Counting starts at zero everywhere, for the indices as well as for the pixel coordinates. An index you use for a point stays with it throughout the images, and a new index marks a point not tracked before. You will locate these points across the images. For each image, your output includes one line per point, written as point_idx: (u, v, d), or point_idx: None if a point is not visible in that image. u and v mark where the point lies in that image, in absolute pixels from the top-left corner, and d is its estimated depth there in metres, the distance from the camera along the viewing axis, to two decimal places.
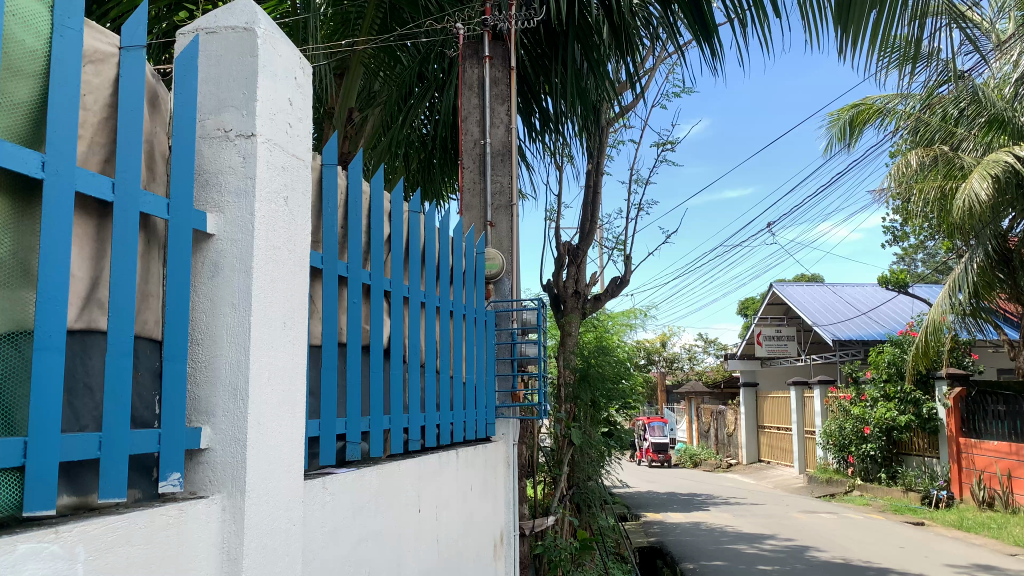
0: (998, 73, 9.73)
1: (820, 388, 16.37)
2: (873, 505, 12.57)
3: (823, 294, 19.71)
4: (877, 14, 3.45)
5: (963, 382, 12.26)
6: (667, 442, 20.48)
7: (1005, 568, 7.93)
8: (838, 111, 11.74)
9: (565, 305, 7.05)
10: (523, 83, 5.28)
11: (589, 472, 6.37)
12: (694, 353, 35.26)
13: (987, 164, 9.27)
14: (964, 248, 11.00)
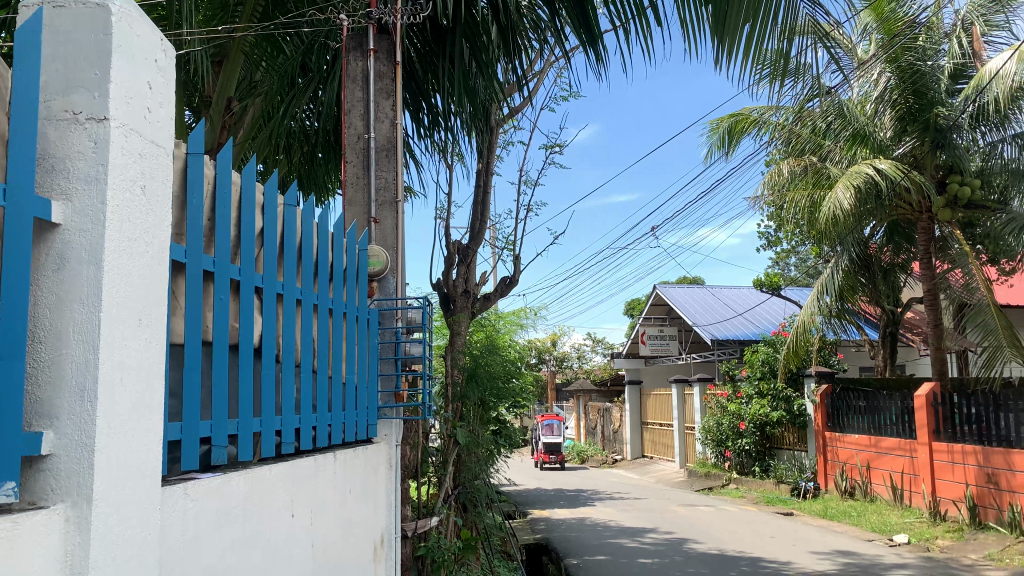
0: (861, 90, 10.43)
1: (699, 386, 17.06)
2: (747, 497, 13.20)
3: (704, 295, 20.53)
4: (750, 27, 3.61)
5: (829, 380, 13.04)
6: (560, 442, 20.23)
7: (862, 553, 8.49)
8: (718, 120, 12.25)
9: (455, 305, 6.93)
10: (411, 80, 5.24)
11: (476, 471, 6.37)
12: (583, 353, 36.00)
13: (850, 175, 9.82)
14: (830, 254, 11.76)
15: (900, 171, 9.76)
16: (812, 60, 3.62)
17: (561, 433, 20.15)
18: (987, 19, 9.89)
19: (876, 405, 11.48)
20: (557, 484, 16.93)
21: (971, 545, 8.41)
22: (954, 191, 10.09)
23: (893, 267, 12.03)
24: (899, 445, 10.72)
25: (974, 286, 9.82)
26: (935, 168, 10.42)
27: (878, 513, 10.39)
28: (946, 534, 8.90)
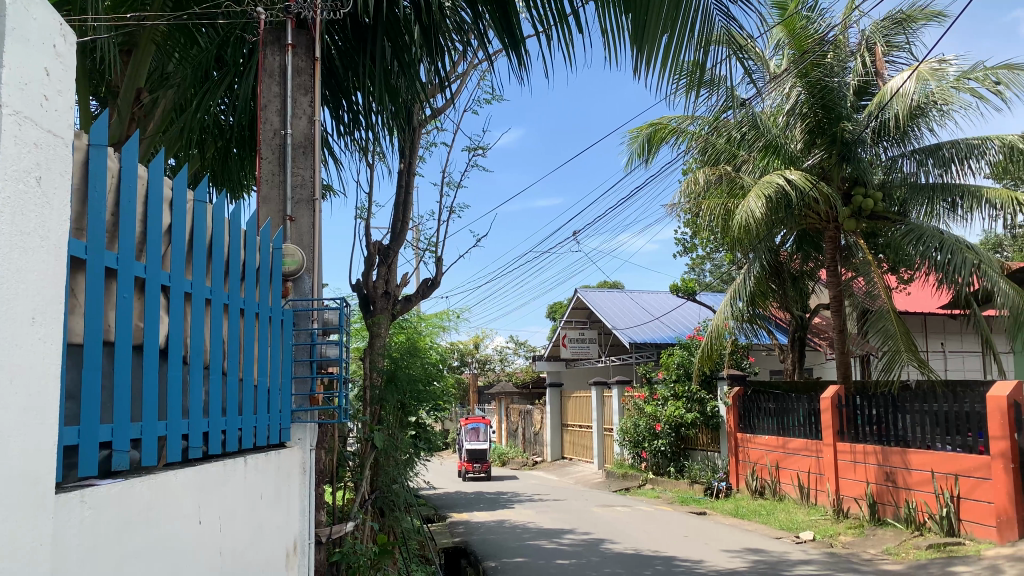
0: (773, 103, 10.81)
1: (617, 388, 17.38)
2: (663, 497, 13.50)
3: (623, 299, 20.91)
4: (668, 37, 3.68)
5: (740, 382, 13.46)
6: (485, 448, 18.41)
7: (770, 550, 8.79)
8: (637, 128, 12.49)
9: (374, 306, 6.72)
10: (330, 77, 5.17)
11: (393, 475, 6.30)
12: (505, 355, 36.10)
13: (762, 185, 10.10)
14: (743, 261, 12.16)
15: (809, 182, 10.15)
16: (726, 71, 3.73)
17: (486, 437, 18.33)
18: (889, 40, 10.60)
19: (784, 407, 11.89)
20: (476, 488, 16.86)
21: (871, 540, 8.82)
22: (859, 203, 10.58)
23: (802, 274, 12.53)
24: (806, 446, 11.13)
25: (875, 293, 10.34)
26: (841, 180, 10.88)
27: (786, 511, 10.78)
28: (847, 531, 9.31)
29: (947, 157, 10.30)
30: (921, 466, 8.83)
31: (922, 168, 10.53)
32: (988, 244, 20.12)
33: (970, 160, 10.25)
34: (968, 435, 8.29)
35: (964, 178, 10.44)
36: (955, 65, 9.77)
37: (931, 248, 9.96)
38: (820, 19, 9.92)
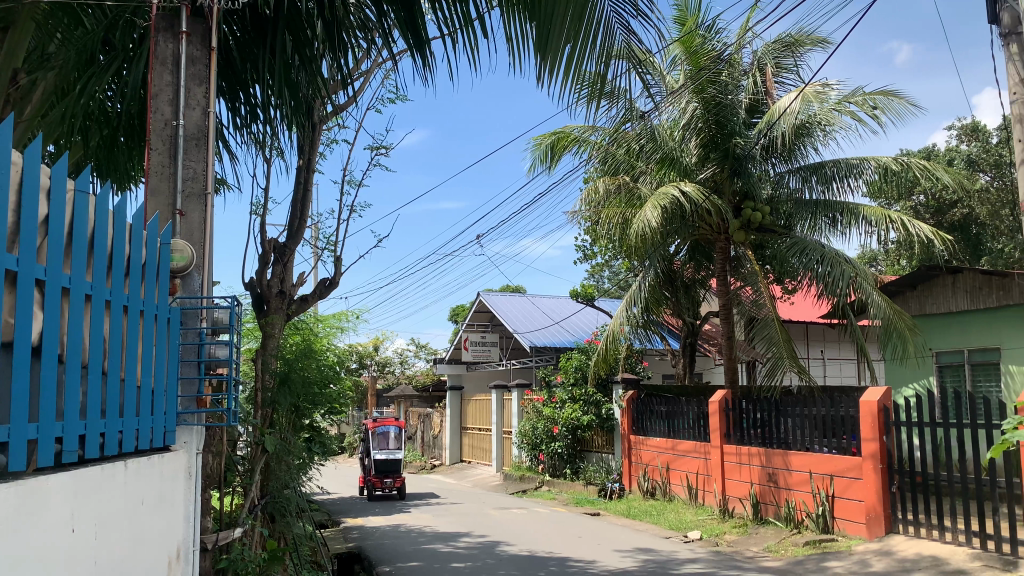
0: (671, 117, 11.16)
1: (516, 391, 17.53)
2: (558, 499, 13.71)
3: (524, 303, 21.12)
4: (571, 47, 3.75)
5: (634, 386, 13.83)
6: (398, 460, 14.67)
7: (659, 549, 9.07)
8: (540, 136, 12.68)
9: (268, 305, 6.51)
10: (227, 68, 5.00)
11: (285, 480, 6.14)
12: (406, 357, 35.79)
13: (657, 197, 10.37)
14: (639, 268, 12.51)
15: (702, 195, 10.55)
16: (626, 85, 3.81)
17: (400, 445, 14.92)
18: (778, 62, 11.16)
19: (675, 410, 12.28)
20: (378, 499, 15.00)
21: (753, 538, 9.23)
22: (748, 216, 11.05)
23: (694, 282, 13.02)
24: (695, 448, 11.53)
25: (762, 302, 10.87)
26: (732, 194, 11.34)
27: (675, 511, 11.14)
28: (732, 530, 9.71)
29: (829, 174, 11.04)
30: (801, 467, 9.31)
31: (806, 185, 11.19)
32: (865, 258, 21.45)
33: (850, 178, 10.96)
34: (844, 438, 8.78)
35: (844, 195, 11.13)
36: (837, 89, 10.36)
37: (813, 261, 10.56)
38: (716, 38, 10.33)
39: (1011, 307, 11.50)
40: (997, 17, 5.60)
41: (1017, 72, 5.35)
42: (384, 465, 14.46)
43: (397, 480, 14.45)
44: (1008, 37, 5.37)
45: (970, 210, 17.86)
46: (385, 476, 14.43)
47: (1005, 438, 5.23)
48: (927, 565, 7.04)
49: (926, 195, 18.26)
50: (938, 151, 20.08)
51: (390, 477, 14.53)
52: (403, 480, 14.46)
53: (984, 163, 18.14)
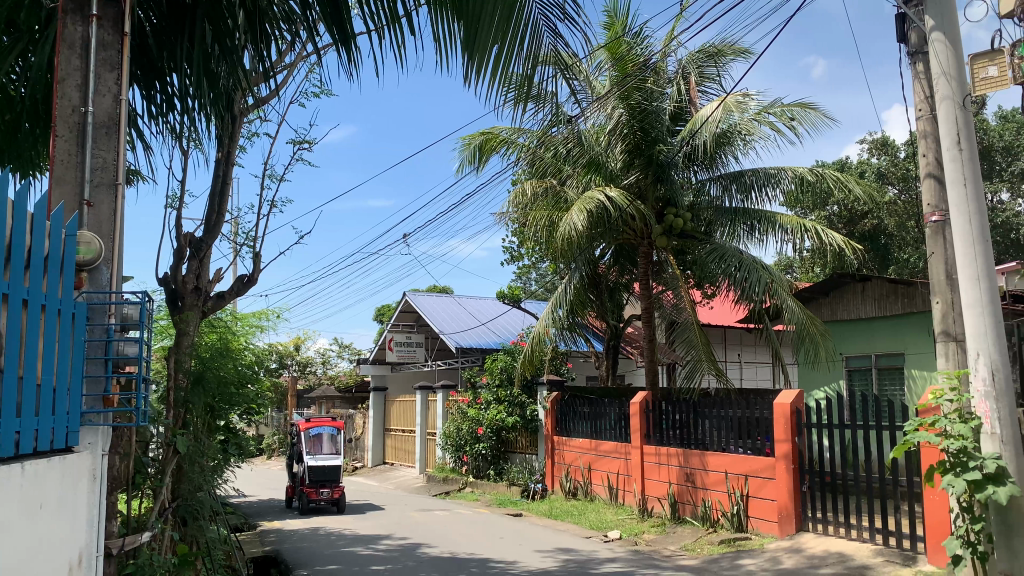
0: (598, 121, 11.30)
1: (441, 392, 17.44)
2: (481, 500, 13.71)
3: (450, 303, 21.03)
4: (498, 48, 3.74)
5: (558, 388, 13.94)
6: (336, 467, 12.61)
7: (579, 549, 9.17)
8: (469, 137, 12.66)
9: (183, 302, 6.28)
10: (142, 55, 4.81)
11: (198, 482, 5.96)
12: (328, 357, 35.16)
13: (584, 201, 10.51)
14: (565, 271, 12.64)
15: (626, 200, 10.71)
16: (553, 89, 3.83)
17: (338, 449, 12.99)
18: (701, 71, 11.43)
19: (598, 411, 12.44)
20: (312, 512, 12.91)
21: (671, 537, 9.43)
22: (671, 222, 11.29)
23: (618, 286, 13.22)
24: (616, 448, 11.70)
25: (682, 306, 11.16)
26: (655, 199, 11.56)
27: (595, 511, 11.28)
28: (651, 529, 9.90)
29: (748, 183, 11.35)
30: (717, 467, 9.55)
31: (726, 193, 11.50)
32: (781, 265, 22.24)
33: (767, 188, 11.32)
34: (758, 439, 9.05)
35: (762, 204, 11.49)
36: (756, 100, 10.67)
37: (732, 267, 10.86)
38: (642, 45, 10.51)
39: (915, 313, 12.07)
40: (904, 37, 5.87)
41: (920, 89, 5.62)
42: (319, 474, 12.48)
43: (335, 491, 12.48)
44: (915, 56, 5.63)
45: (879, 221, 18.75)
46: (321, 487, 12.47)
47: (908, 439, 5.50)
48: (833, 561, 7.33)
49: (839, 205, 19.06)
50: (850, 164, 21.02)
51: (326, 487, 12.47)
52: (342, 490, 12.45)
53: (892, 176, 19.09)
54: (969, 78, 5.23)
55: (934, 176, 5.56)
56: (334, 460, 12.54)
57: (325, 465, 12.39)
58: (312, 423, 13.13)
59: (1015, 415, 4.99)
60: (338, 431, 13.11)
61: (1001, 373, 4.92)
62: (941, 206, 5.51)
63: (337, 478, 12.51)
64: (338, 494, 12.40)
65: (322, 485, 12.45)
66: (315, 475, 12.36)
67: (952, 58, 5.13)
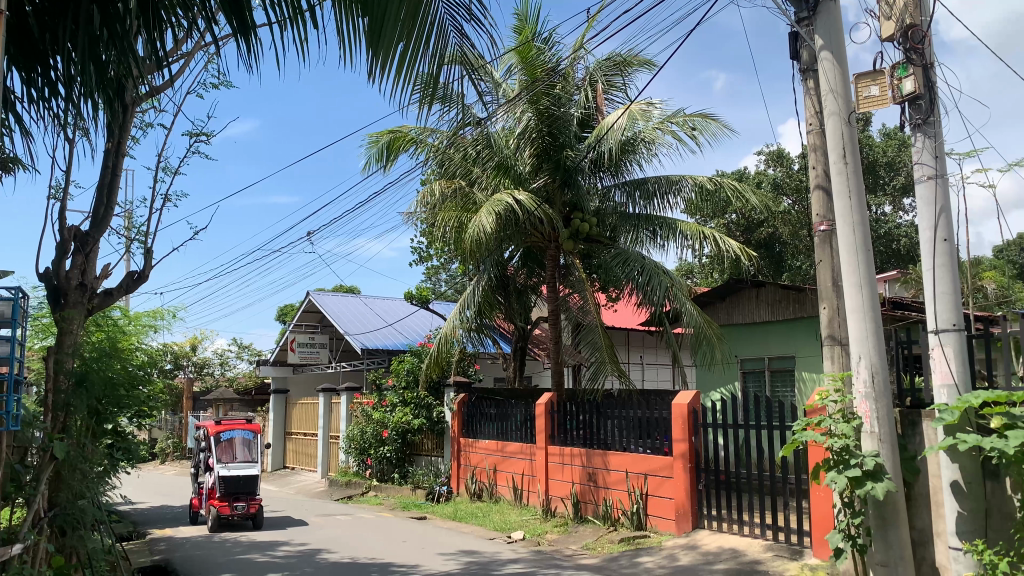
0: (507, 124, 11.35)
1: (346, 394, 17.12)
2: (384, 504, 13.54)
3: (356, 303, 20.70)
4: (404, 46, 3.69)
5: (465, 390, 13.92)
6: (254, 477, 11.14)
7: (482, 551, 9.17)
8: (377, 135, 12.49)
9: (65, 299, 5.92)
10: (22, 36, 4.52)
11: (77, 489, 5.65)
12: (228, 358, 33.99)
13: (493, 203, 10.51)
14: (473, 272, 12.66)
15: (534, 204, 10.80)
16: (460, 90, 3.86)
17: (254, 455, 11.54)
18: (608, 79, 11.67)
19: (504, 412, 12.48)
20: (224, 527, 11.42)
21: (572, 537, 9.56)
22: (577, 226, 11.49)
23: (526, 288, 13.31)
24: (521, 449, 11.77)
25: (587, 309, 11.38)
26: (563, 204, 11.74)
27: (500, 513, 11.31)
28: (554, 529, 10.00)
29: (651, 190, 11.68)
30: (618, 467, 9.73)
31: (630, 199, 11.77)
32: (682, 271, 22.93)
33: (669, 195, 11.67)
34: (658, 439, 9.29)
35: (664, 211, 11.80)
36: (659, 109, 10.93)
37: (635, 271, 11.12)
38: (551, 51, 10.66)
39: (805, 318, 12.70)
40: (797, 54, 6.17)
41: (810, 104, 5.92)
42: (232, 485, 11.00)
43: (251, 504, 11.02)
44: (806, 73, 5.94)
45: (774, 230, 19.62)
46: (235, 500, 10.98)
47: (797, 438, 5.76)
48: (727, 557, 7.60)
49: (738, 214, 19.80)
50: (748, 174, 21.92)
51: (240, 500, 10.98)
52: (259, 504, 11.02)
53: (787, 187, 20.01)
54: (854, 96, 5.54)
55: (822, 188, 5.86)
56: (251, 470, 11.11)
57: (240, 475, 10.95)
58: (223, 426, 11.63)
59: (891, 414, 5.30)
60: (254, 433, 11.68)
61: (880, 374, 5.22)
62: (828, 216, 5.81)
63: (253, 489, 11.07)
64: (254, 507, 10.97)
65: (237, 499, 10.95)
66: (229, 486, 10.88)
67: (839, 76, 5.41)
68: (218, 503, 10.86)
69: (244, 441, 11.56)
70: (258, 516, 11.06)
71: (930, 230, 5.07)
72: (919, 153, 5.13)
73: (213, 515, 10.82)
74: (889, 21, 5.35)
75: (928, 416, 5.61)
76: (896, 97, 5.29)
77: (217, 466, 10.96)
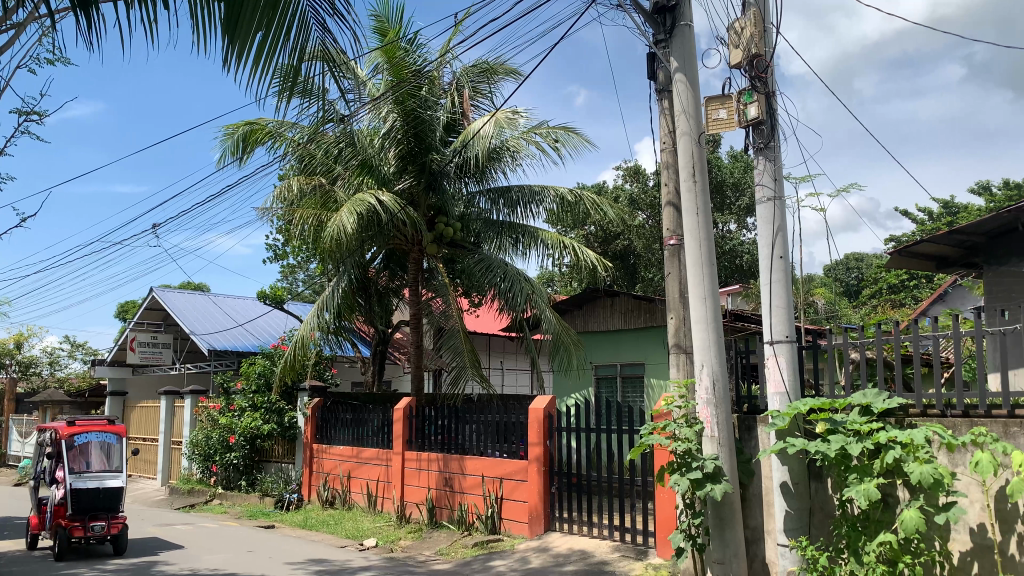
0: (372, 123, 11.18)
1: (190, 398, 16.20)
2: (230, 513, 12.95)
3: (205, 301, 19.69)
4: (263, 36, 3.53)
5: (321, 394, 13.55)
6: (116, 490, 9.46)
7: (332, 560, 8.93)
8: (233, 125, 11.96)
9: None
10: None
11: None
12: (59, 358, 31.42)
13: (354, 203, 10.28)
14: (332, 273, 12.37)
15: (397, 205, 10.68)
16: (321, 85, 3.79)
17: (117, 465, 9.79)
18: (475, 86, 11.73)
19: (360, 418, 12.22)
20: (75, 553, 9.63)
21: (426, 543, 9.50)
22: (441, 230, 11.51)
23: (387, 291, 13.12)
24: (377, 455, 11.59)
25: (450, 313, 11.35)
26: (427, 207, 11.73)
27: (352, 520, 11.07)
28: (407, 535, 9.91)
29: (514, 199, 11.91)
30: (474, 471, 9.75)
31: (494, 206, 11.94)
32: (541, 279, 23.42)
33: (531, 205, 11.92)
34: (514, 443, 9.41)
35: (527, 219, 12.06)
36: (525, 118, 11.05)
37: (497, 277, 11.24)
38: (417, 53, 10.59)
39: (654, 328, 13.28)
40: (653, 75, 6.45)
41: (665, 123, 6.20)
42: (89, 500, 9.30)
43: (111, 525, 9.33)
44: (662, 93, 6.23)
45: (629, 243, 20.50)
46: (91, 519, 9.27)
47: (643, 442, 6.00)
48: (576, 559, 7.80)
49: (596, 226, 20.49)
50: (607, 188, 22.70)
51: (98, 518, 9.27)
52: (121, 525, 9.35)
53: (642, 203, 20.89)
54: (705, 118, 5.85)
55: (673, 205, 6.14)
56: (111, 482, 9.42)
57: (98, 489, 9.25)
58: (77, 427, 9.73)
59: (730, 419, 5.62)
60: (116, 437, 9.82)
61: (721, 382, 5.51)
62: (678, 231, 6.10)
63: (114, 506, 9.44)
64: (115, 528, 9.29)
65: (95, 518, 9.28)
66: (84, 502, 9.20)
67: (691, 98, 5.69)
68: (68, 523, 9.13)
69: (101, 446, 9.73)
70: (120, 539, 9.39)
71: (768, 248, 5.41)
72: (761, 175, 5.48)
73: (61, 537, 9.06)
74: (737, 49, 5.68)
75: (762, 421, 6.00)
76: (741, 121, 5.64)
77: (69, 478, 9.22)
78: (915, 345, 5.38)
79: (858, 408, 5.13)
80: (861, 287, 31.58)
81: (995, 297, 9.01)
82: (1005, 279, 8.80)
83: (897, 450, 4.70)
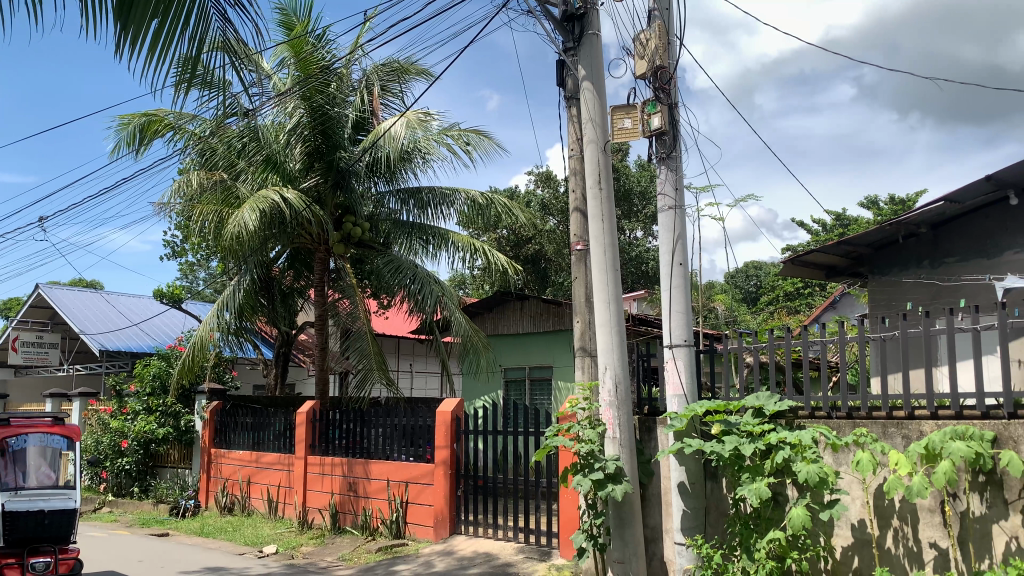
0: (277, 118, 10.96)
1: (79, 401, 15.36)
2: (120, 521, 12.37)
3: (96, 299, 18.75)
4: (159, 23, 3.40)
5: (220, 397, 13.09)
6: (64, 514, 7.40)
7: (229, 568, 8.64)
8: (128, 116, 11.44)
9: None
10: None
11: None
12: None
13: (257, 199, 9.98)
14: (234, 271, 12.00)
15: (303, 203, 10.44)
16: (222, 77, 3.68)
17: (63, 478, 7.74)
18: (385, 85, 11.64)
19: (261, 421, 11.88)
20: None
21: (328, 549, 9.32)
22: (349, 230, 11.34)
23: (291, 291, 12.83)
24: (277, 460, 11.29)
25: (356, 314, 11.16)
26: (334, 206, 11.52)
27: (251, 527, 10.74)
28: (309, 541, 9.69)
29: (425, 200, 11.84)
30: (379, 475, 9.62)
31: (404, 207, 11.82)
32: (452, 281, 23.42)
33: (442, 206, 11.88)
34: (421, 446, 9.34)
35: (437, 221, 12.01)
36: (437, 119, 11.01)
37: (406, 279, 11.13)
38: (325, 48, 10.40)
39: (562, 331, 13.47)
40: (562, 82, 6.56)
41: (573, 130, 6.30)
42: (30, 529, 7.17)
43: (58, 559, 7.24)
44: (571, 100, 6.34)
45: (540, 247, 20.73)
46: (32, 553, 7.13)
47: (548, 443, 6.05)
48: (480, 561, 7.79)
49: (508, 230, 20.62)
50: (519, 192, 22.88)
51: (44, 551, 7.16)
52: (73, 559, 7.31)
53: (553, 209, 21.15)
54: (611, 127, 5.97)
55: (580, 211, 6.26)
56: (59, 504, 7.39)
57: (42, 512, 7.24)
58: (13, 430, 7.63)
59: (631, 421, 5.75)
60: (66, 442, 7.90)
61: (623, 385, 5.63)
62: (584, 236, 6.21)
63: (62, 535, 7.37)
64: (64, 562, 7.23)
65: (38, 553, 7.17)
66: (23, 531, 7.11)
67: (598, 106, 5.80)
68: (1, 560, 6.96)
69: (43, 454, 7.70)
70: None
71: (669, 255, 5.56)
72: (663, 184, 5.64)
73: None
74: (642, 61, 5.84)
75: (662, 422, 6.18)
76: (646, 131, 5.79)
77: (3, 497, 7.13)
78: (805, 350, 5.63)
79: (752, 410, 5.34)
80: (759, 295, 32.98)
81: (878, 304, 9.54)
82: (887, 288, 9.33)
83: (787, 450, 4.91)
